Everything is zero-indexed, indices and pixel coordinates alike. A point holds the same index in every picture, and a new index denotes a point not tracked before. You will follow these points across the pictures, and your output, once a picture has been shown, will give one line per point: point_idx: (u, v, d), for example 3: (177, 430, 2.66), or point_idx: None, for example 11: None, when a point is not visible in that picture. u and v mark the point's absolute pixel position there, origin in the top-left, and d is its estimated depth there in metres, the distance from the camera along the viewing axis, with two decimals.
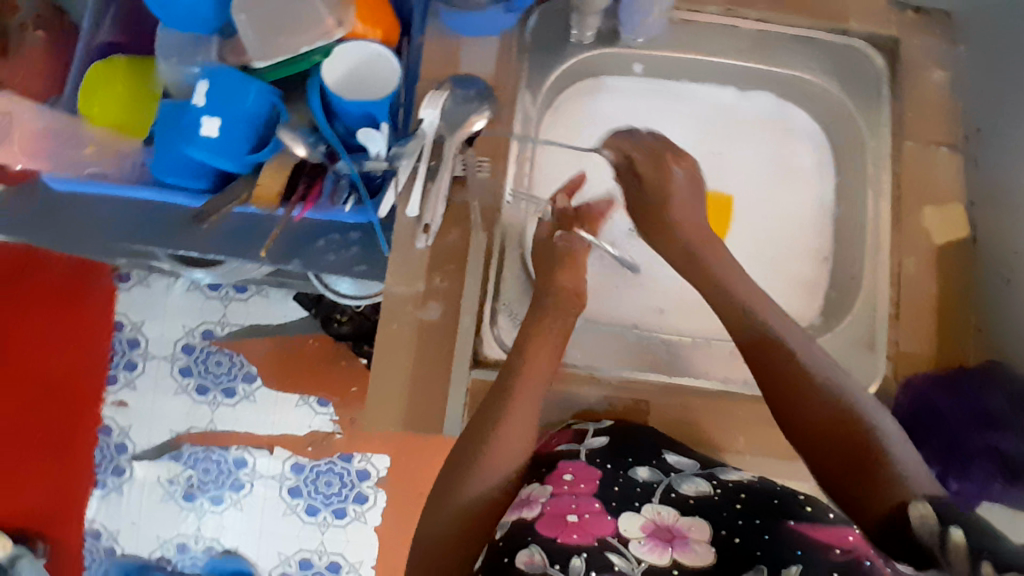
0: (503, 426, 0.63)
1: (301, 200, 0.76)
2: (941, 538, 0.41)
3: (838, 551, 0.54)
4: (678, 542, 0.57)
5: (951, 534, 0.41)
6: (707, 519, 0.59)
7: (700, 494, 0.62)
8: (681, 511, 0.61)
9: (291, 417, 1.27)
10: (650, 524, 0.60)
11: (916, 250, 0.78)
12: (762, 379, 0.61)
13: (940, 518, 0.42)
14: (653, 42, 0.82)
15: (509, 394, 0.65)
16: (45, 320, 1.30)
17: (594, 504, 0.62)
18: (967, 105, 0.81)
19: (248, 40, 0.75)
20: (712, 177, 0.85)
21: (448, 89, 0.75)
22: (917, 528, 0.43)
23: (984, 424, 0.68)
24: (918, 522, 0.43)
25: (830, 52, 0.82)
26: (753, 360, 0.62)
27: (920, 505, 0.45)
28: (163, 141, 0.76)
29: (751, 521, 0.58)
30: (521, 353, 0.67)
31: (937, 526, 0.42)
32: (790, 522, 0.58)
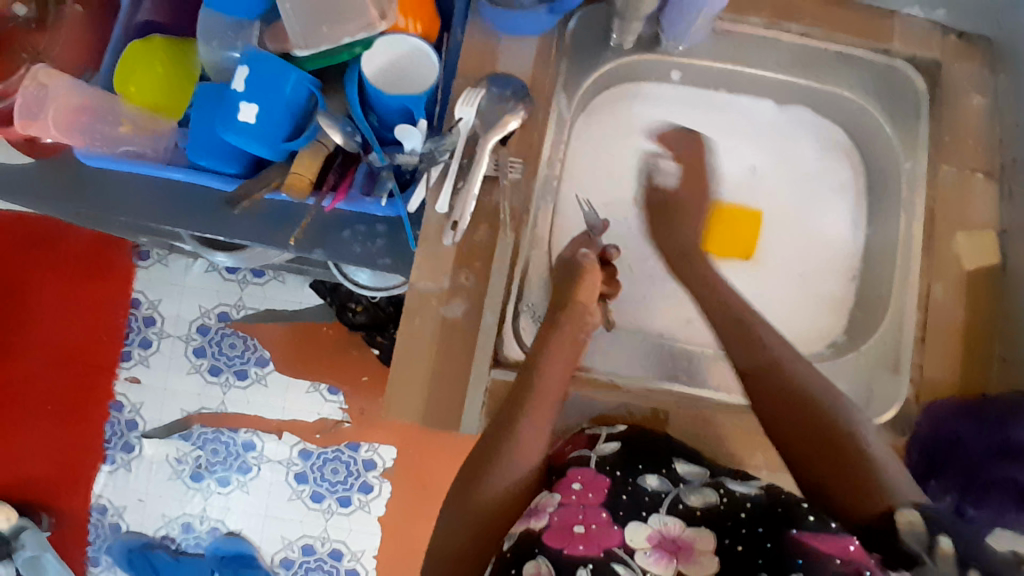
0: (525, 422, 0.63)
1: (332, 190, 0.75)
2: (929, 543, 0.44)
3: (839, 561, 0.52)
4: (683, 553, 0.57)
5: (941, 541, 0.44)
6: (712, 530, 0.58)
7: (707, 505, 0.60)
8: (687, 521, 0.59)
9: (302, 403, 1.28)
10: (656, 535, 0.58)
11: (944, 276, 0.77)
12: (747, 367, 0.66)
13: (928, 527, 0.46)
14: (694, 52, 0.81)
15: (528, 393, 0.65)
16: (58, 293, 1.31)
17: (601, 514, 0.60)
18: (1003, 131, 0.80)
19: (292, 28, 0.75)
20: (747, 190, 0.84)
21: (484, 88, 0.76)
22: (906, 533, 0.46)
23: (1001, 454, 0.66)
24: (906, 530, 0.46)
25: (871, 71, 0.82)
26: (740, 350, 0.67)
27: (908, 512, 0.48)
28: (202, 125, 0.76)
29: (755, 529, 0.57)
30: (542, 349, 0.68)
31: (927, 534, 0.45)
32: (794, 531, 0.56)
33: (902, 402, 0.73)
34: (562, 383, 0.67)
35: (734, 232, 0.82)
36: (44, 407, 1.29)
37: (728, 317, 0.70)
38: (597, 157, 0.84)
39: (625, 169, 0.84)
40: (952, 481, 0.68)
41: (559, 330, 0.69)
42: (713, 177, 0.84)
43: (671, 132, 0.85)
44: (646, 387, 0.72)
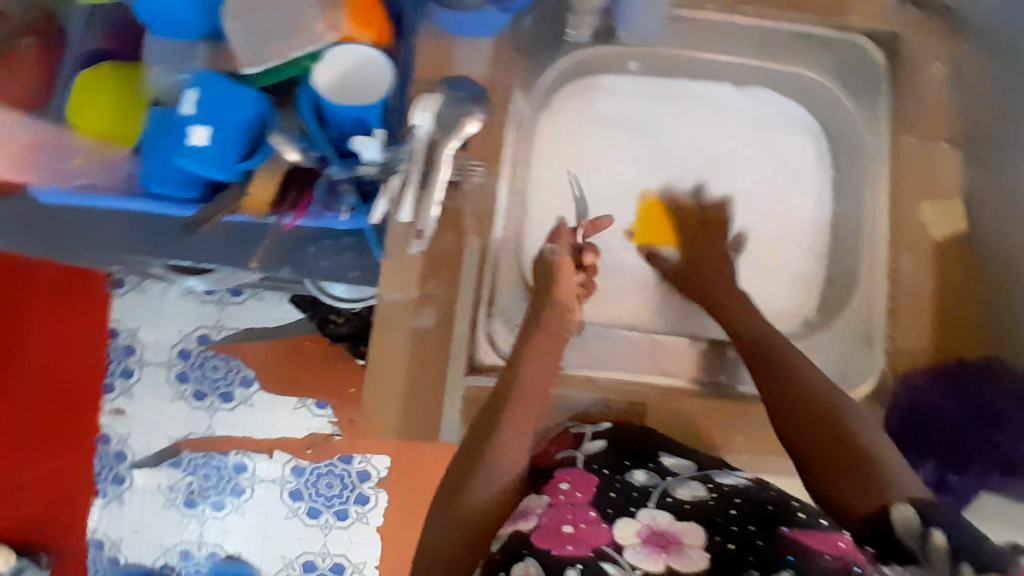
0: (507, 424, 0.64)
1: (292, 207, 0.72)
2: (922, 538, 0.46)
3: (829, 557, 0.50)
4: (673, 548, 0.54)
5: (933, 536, 0.46)
6: (702, 523, 0.56)
7: (696, 499, 0.59)
8: (676, 515, 0.57)
9: (290, 420, 1.27)
10: (645, 531, 0.56)
11: (914, 246, 0.77)
12: (761, 373, 0.66)
13: (921, 521, 0.47)
14: (653, 40, 0.81)
15: (510, 396, 0.66)
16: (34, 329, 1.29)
17: (589, 513, 0.58)
18: (965, 97, 0.80)
19: (238, 45, 0.73)
20: (715, 176, 0.83)
21: (442, 93, 0.75)
22: (900, 530, 0.47)
23: (986, 421, 0.70)
24: (902, 527, 0.47)
25: (829, 48, 0.82)
26: (754, 355, 0.67)
27: (903, 507, 0.49)
28: (153, 151, 0.74)
29: (745, 526, 0.55)
30: (522, 353, 0.69)
31: (920, 528, 0.46)
32: (784, 529, 0.54)
33: (876, 379, 0.74)
34: (545, 386, 0.68)
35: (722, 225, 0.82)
36: (29, 445, 1.27)
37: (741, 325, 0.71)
38: (560, 153, 0.82)
39: (593, 163, 0.83)
40: (934, 450, 0.70)
41: (538, 334, 0.70)
42: (679, 166, 0.84)
43: (633, 124, 0.84)
44: (620, 381, 0.73)
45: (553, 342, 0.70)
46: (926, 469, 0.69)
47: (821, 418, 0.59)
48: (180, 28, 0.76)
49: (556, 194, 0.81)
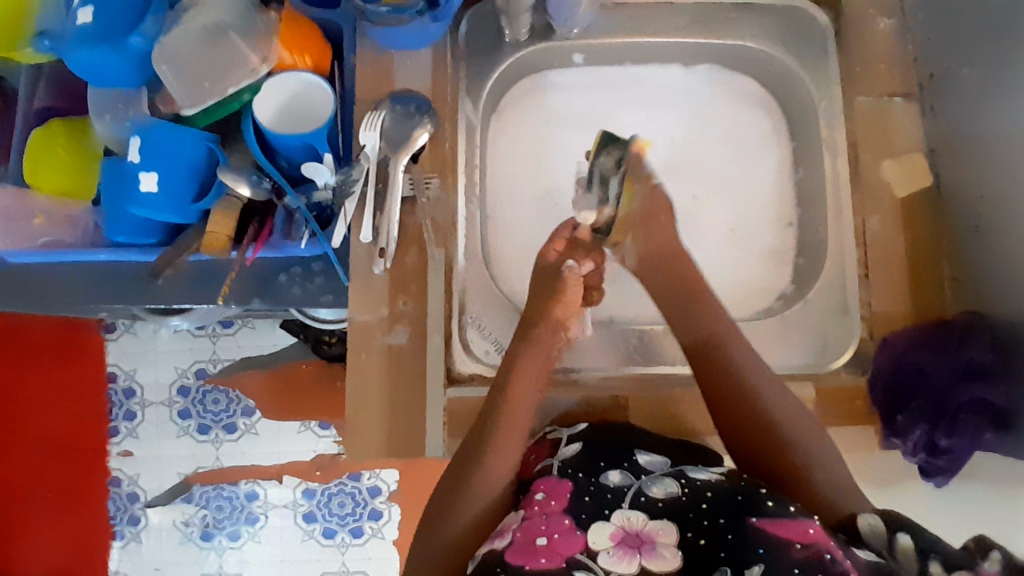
0: (489, 455, 0.65)
1: (253, 240, 0.75)
2: (891, 543, 0.59)
3: (799, 546, 0.52)
4: (646, 548, 0.56)
5: (899, 539, 0.60)
6: (674, 521, 0.58)
7: (669, 496, 0.60)
8: (650, 515, 0.59)
9: (295, 444, 1.25)
10: (619, 531, 0.57)
11: (878, 208, 0.77)
12: (704, 382, 0.70)
13: (887, 528, 0.61)
14: (589, 32, 0.81)
15: (498, 419, 0.67)
16: (45, 382, 1.21)
17: (564, 521, 0.58)
18: (917, 50, 0.79)
19: (174, 89, 0.74)
20: (670, 161, 0.84)
21: (387, 108, 0.74)
22: (868, 532, 0.61)
23: (970, 376, 0.66)
24: (868, 530, 0.61)
25: (773, 15, 0.81)
26: (699, 363, 0.71)
27: (869, 516, 0.63)
28: (109, 201, 0.76)
29: (716, 521, 0.56)
30: (508, 370, 0.69)
31: (888, 534, 0.60)
32: (753, 519, 0.55)
33: (856, 345, 0.74)
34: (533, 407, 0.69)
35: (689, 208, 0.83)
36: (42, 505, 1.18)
37: (703, 324, 0.72)
38: (517, 154, 0.83)
39: (549, 158, 0.83)
40: (923, 410, 0.68)
41: (517, 359, 0.69)
42: None
43: (582, 116, 0.84)
44: (599, 378, 0.73)
45: (542, 364, 0.71)
46: (915, 434, 0.68)
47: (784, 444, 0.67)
48: (113, 79, 0.76)
49: (519, 197, 0.82)
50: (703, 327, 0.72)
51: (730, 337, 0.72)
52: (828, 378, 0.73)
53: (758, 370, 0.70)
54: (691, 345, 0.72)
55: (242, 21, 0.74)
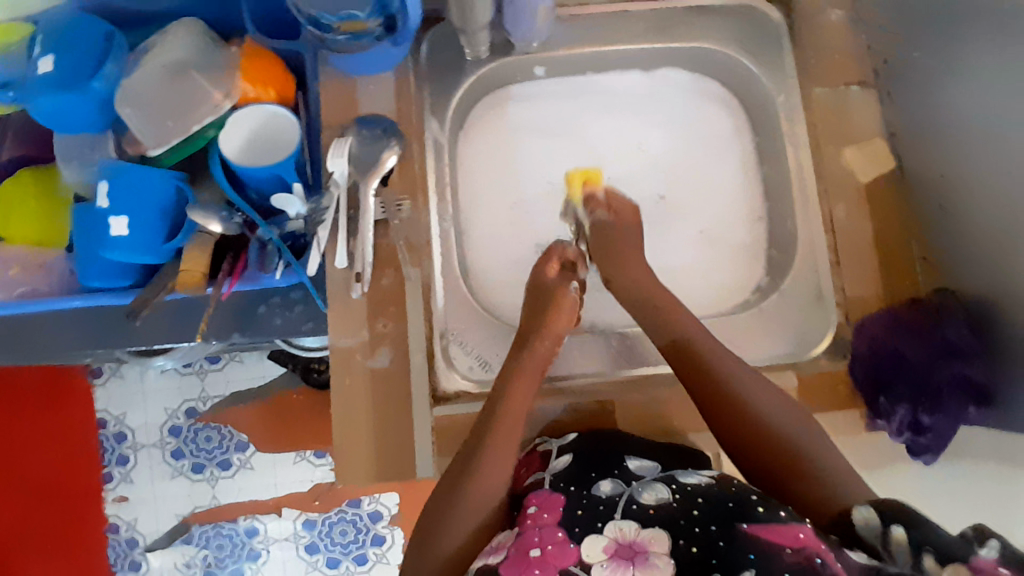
0: (484, 461, 0.63)
1: (228, 274, 0.75)
2: (885, 536, 0.48)
3: (789, 551, 0.51)
4: (640, 559, 0.55)
5: (893, 532, 0.48)
6: (666, 529, 0.57)
7: (659, 502, 0.59)
8: (642, 523, 0.57)
9: (292, 475, 1.23)
10: (612, 544, 0.56)
11: (844, 196, 0.78)
12: (689, 382, 0.66)
13: (882, 519, 0.50)
14: (547, 45, 0.82)
15: (486, 432, 0.64)
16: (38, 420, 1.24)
17: (557, 533, 0.57)
18: (870, 38, 0.80)
19: (141, 131, 0.75)
20: (639, 165, 0.85)
21: (353, 133, 0.75)
22: (863, 529, 0.50)
23: (947, 353, 0.67)
24: (863, 526, 0.51)
25: (726, 16, 0.83)
26: (680, 362, 0.67)
27: (863, 509, 0.52)
28: (84, 247, 0.76)
29: (707, 527, 0.56)
30: (505, 379, 0.67)
31: (881, 527, 0.49)
32: (745, 526, 0.55)
33: (834, 332, 0.75)
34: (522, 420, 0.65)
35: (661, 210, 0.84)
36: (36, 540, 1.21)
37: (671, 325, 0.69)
38: (487, 169, 0.84)
39: (518, 171, 0.84)
40: (903, 393, 0.69)
41: (514, 369, 0.68)
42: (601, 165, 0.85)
43: (547, 125, 0.85)
44: (585, 386, 0.73)
45: (535, 377, 0.68)
46: (898, 414, 0.69)
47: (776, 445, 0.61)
48: (77, 123, 0.77)
49: (492, 211, 0.82)
50: (675, 330, 0.69)
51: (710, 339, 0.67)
52: (809, 366, 0.73)
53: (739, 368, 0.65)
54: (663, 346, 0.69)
55: (201, 56, 0.75)
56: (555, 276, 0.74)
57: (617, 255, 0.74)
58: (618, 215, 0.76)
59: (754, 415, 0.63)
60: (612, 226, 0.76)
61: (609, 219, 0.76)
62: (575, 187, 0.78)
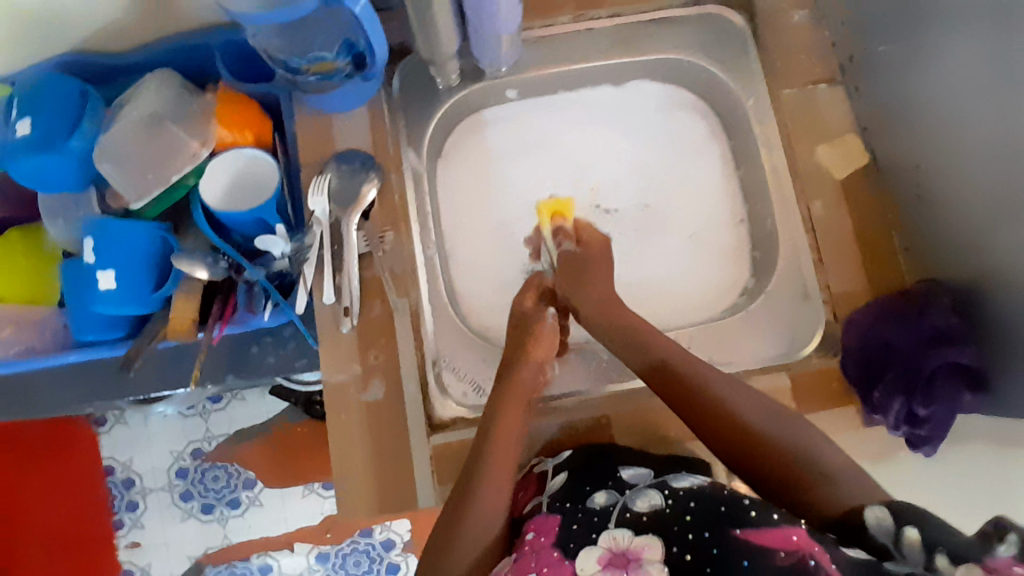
0: (483, 492, 0.62)
1: (218, 318, 0.77)
2: (897, 536, 0.46)
3: (783, 554, 0.51)
4: (633, 566, 0.55)
5: (907, 533, 0.45)
6: (659, 536, 0.56)
7: (653, 509, 0.59)
8: (635, 530, 0.57)
9: (302, 508, 1.22)
10: (606, 554, 0.56)
11: (822, 193, 0.79)
12: (674, 403, 0.65)
13: (895, 519, 0.47)
14: (516, 68, 0.84)
15: (484, 457, 0.64)
16: (44, 470, 1.23)
17: (553, 554, 0.57)
18: (834, 35, 0.81)
19: (119, 184, 0.77)
20: (620, 178, 0.86)
21: (332, 169, 0.76)
22: (874, 529, 0.47)
23: (933, 341, 0.66)
24: (874, 525, 0.48)
25: (689, 26, 0.84)
26: (659, 381, 0.66)
27: (874, 507, 0.49)
28: (74, 302, 0.77)
29: (701, 533, 0.55)
30: (494, 408, 0.67)
31: (893, 527, 0.46)
32: (736, 530, 0.54)
33: (822, 330, 0.75)
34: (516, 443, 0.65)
35: (644, 221, 0.85)
36: None
37: (645, 337, 0.69)
38: (466, 195, 0.85)
39: (499, 195, 0.85)
40: (896, 378, 0.67)
41: (500, 398, 0.68)
42: (580, 180, 0.86)
43: (523, 146, 0.86)
44: (579, 400, 0.74)
45: (525, 393, 0.69)
46: (894, 408, 0.67)
47: (759, 446, 0.58)
48: (56, 181, 0.78)
49: (475, 234, 0.83)
50: (650, 349, 0.68)
51: (687, 356, 0.67)
52: (800, 365, 0.74)
53: (720, 380, 0.64)
54: (640, 370, 0.68)
55: (175, 109, 0.77)
56: (532, 306, 0.75)
57: (587, 266, 0.74)
58: (585, 244, 0.76)
59: (735, 418, 0.61)
60: (578, 254, 0.75)
61: (576, 250, 0.76)
62: (544, 219, 0.78)
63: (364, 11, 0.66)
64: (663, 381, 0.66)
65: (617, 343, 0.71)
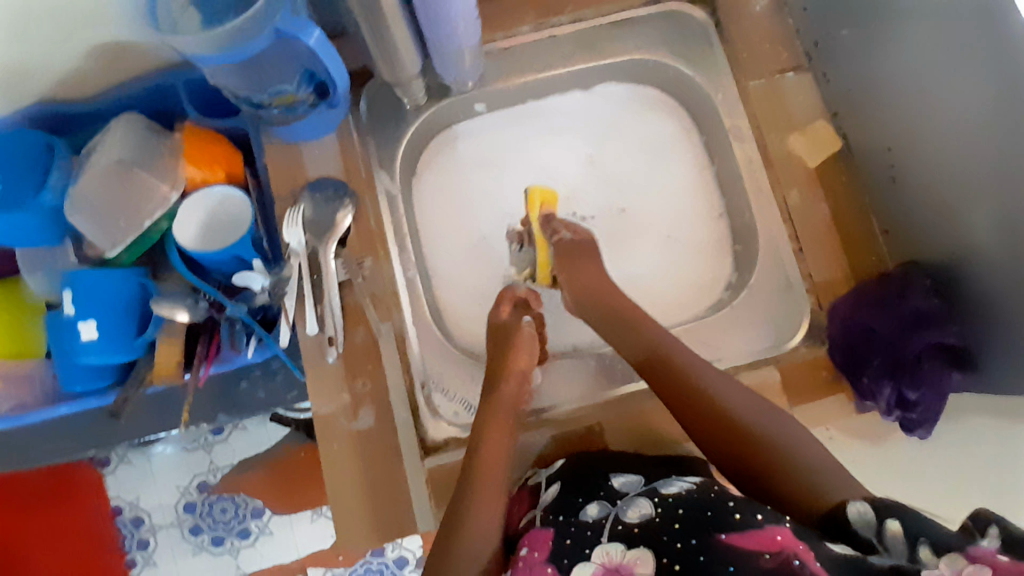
0: (473, 518, 0.62)
1: (203, 359, 0.78)
2: (879, 529, 0.48)
3: (767, 556, 0.49)
4: None
5: (888, 526, 0.47)
6: (649, 547, 0.55)
7: (643, 518, 0.58)
8: (627, 543, 0.56)
9: (312, 532, 1.21)
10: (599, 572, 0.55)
11: (795, 182, 0.78)
12: (665, 394, 0.66)
13: (875, 512, 0.49)
14: (484, 82, 0.83)
15: (474, 482, 0.64)
16: (51, 516, 1.22)
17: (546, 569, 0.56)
18: (797, 22, 0.80)
19: (93, 235, 0.77)
20: (594, 181, 0.86)
21: (305, 200, 0.76)
22: (856, 523, 0.49)
23: (916, 324, 0.65)
24: (856, 519, 0.50)
25: (652, 25, 0.84)
26: (652, 375, 0.67)
27: (856, 502, 0.51)
28: (60, 355, 0.78)
29: (688, 541, 0.53)
30: (485, 424, 0.68)
31: (875, 520, 0.48)
32: (722, 535, 0.52)
33: (808, 319, 0.75)
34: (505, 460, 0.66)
35: (622, 224, 0.84)
36: None
37: (644, 330, 0.70)
38: (445, 212, 0.84)
39: (474, 208, 0.85)
40: (882, 367, 0.67)
41: (488, 421, 0.68)
42: (556, 187, 0.86)
43: (493, 159, 0.86)
44: (570, 412, 0.74)
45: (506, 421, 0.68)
46: (884, 394, 0.67)
47: (754, 441, 0.60)
48: (29, 236, 0.78)
49: (456, 250, 0.83)
50: (644, 342, 0.69)
51: (682, 347, 0.68)
52: (788, 357, 0.73)
53: (714, 374, 0.66)
54: (633, 361, 0.69)
55: (141, 154, 0.76)
56: (508, 316, 0.75)
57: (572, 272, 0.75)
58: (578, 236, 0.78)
59: (731, 410, 0.63)
60: (573, 242, 0.78)
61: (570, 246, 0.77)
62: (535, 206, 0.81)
63: (318, 43, 0.66)
64: (657, 372, 0.67)
65: (613, 339, 0.72)
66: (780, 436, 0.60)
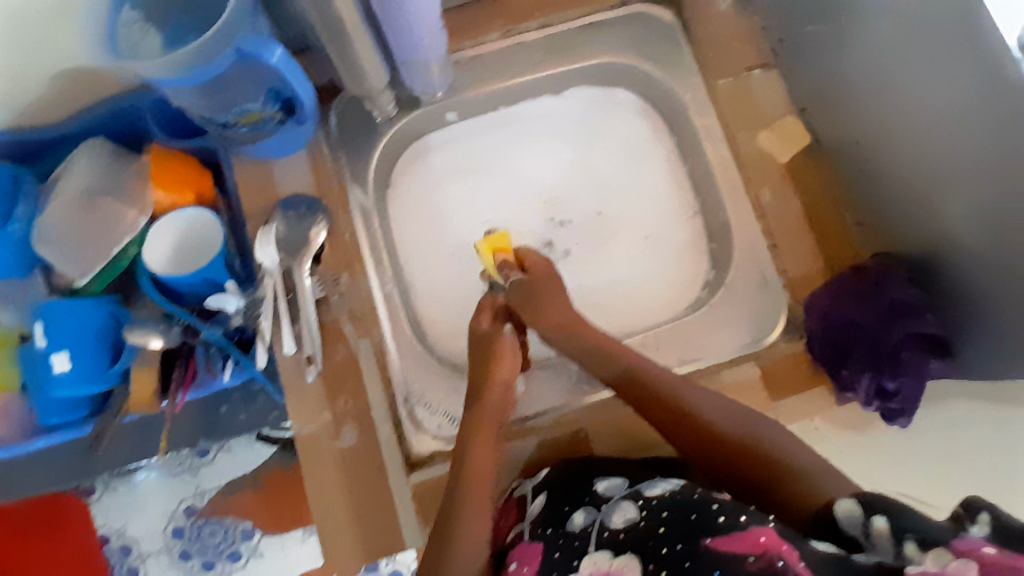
0: (465, 529, 0.60)
1: (178, 386, 0.76)
2: (866, 526, 0.49)
3: (751, 559, 0.48)
4: None
5: (876, 523, 0.48)
6: (636, 553, 0.55)
7: (629, 524, 0.58)
8: (614, 551, 0.57)
9: (304, 553, 1.18)
10: None
11: (767, 177, 0.78)
12: (648, 408, 0.65)
13: (863, 510, 0.49)
14: (453, 91, 0.83)
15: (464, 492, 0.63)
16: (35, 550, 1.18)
17: None
18: (761, 20, 0.81)
19: (63, 263, 0.76)
20: (570, 185, 0.86)
21: (278, 218, 0.75)
22: (846, 522, 0.50)
23: (897, 315, 0.67)
24: (846, 519, 0.50)
25: (619, 28, 0.84)
26: (630, 392, 0.67)
27: (846, 500, 0.52)
28: (33, 390, 0.76)
29: (674, 546, 0.53)
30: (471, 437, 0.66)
31: (863, 518, 0.49)
32: (706, 540, 0.52)
33: (785, 315, 0.74)
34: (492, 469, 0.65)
35: (599, 227, 0.84)
36: None
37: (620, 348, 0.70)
38: (421, 224, 0.84)
39: (450, 218, 0.84)
40: (864, 358, 0.68)
41: (473, 424, 0.67)
42: (532, 192, 0.85)
43: (467, 168, 0.86)
44: (555, 417, 0.73)
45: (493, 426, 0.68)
46: (863, 384, 0.67)
47: (741, 444, 0.60)
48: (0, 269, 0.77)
49: (434, 262, 0.83)
50: (620, 360, 0.69)
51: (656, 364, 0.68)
52: (768, 353, 0.73)
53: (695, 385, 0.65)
54: (611, 378, 0.69)
55: (106, 181, 0.76)
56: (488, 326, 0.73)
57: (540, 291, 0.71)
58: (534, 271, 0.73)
59: (715, 416, 0.62)
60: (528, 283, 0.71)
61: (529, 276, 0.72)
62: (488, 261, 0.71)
63: (281, 59, 0.65)
64: (636, 385, 0.67)
65: (588, 362, 0.70)
66: (766, 436, 0.60)
